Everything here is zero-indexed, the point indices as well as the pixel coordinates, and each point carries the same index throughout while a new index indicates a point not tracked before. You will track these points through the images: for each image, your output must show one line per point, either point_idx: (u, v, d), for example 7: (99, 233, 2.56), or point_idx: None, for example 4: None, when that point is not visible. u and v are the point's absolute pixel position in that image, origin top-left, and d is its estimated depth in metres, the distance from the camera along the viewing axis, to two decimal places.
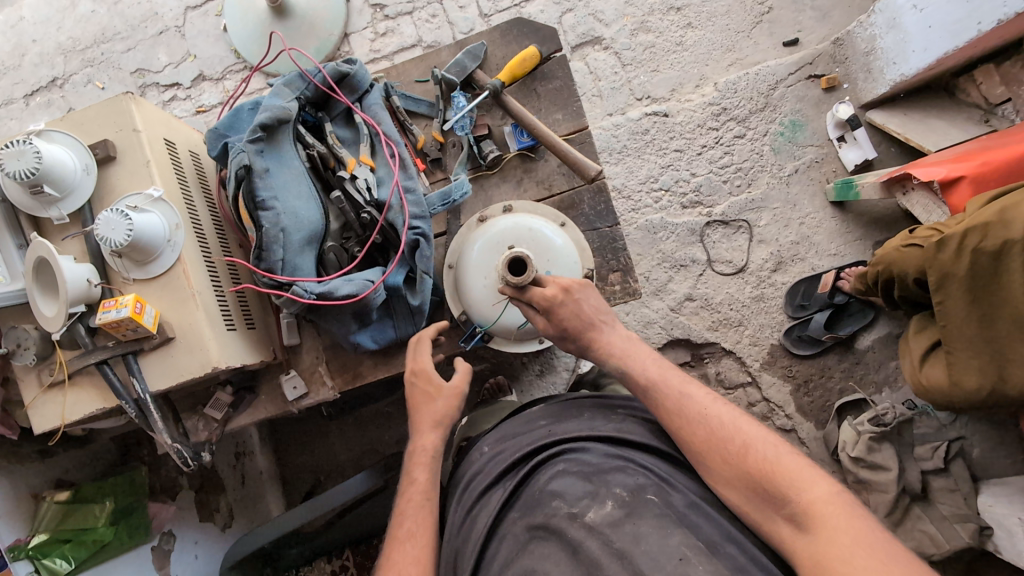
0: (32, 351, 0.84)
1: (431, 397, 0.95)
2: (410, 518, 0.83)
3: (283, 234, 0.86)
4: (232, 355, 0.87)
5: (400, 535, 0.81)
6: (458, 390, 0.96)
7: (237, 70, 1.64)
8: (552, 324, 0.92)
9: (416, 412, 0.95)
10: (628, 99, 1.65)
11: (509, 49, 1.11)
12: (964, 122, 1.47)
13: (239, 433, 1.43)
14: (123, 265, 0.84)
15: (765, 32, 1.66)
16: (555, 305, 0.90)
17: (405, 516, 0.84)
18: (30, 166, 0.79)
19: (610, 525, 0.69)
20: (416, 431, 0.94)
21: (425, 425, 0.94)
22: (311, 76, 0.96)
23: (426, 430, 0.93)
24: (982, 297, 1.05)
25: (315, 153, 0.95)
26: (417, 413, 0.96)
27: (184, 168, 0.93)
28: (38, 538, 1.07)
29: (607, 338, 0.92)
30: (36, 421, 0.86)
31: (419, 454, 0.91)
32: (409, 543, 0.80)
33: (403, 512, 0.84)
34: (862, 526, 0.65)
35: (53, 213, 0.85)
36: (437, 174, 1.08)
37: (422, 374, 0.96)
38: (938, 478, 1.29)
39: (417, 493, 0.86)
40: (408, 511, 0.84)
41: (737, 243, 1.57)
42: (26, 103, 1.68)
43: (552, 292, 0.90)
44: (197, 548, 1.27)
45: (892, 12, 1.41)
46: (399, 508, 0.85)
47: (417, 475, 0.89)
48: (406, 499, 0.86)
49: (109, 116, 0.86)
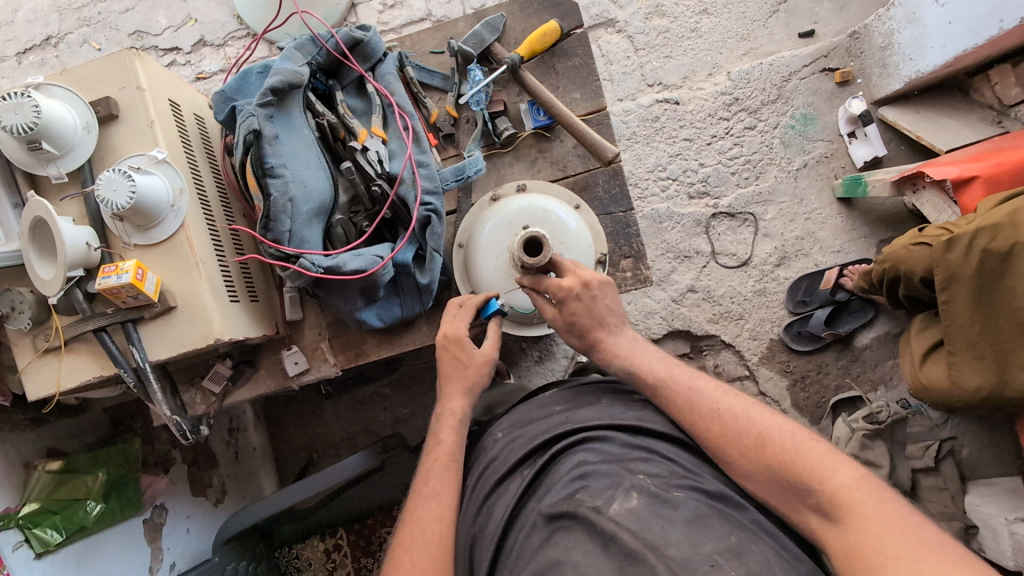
0: (26, 315, 0.81)
1: (464, 364, 0.93)
2: (436, 478, 0.85)
3: (291, 203, 0.83)
4: (235, 328, 0.84)
5: (425, 493, 0.83)
6: (489, 358, 0.94)
7: (239, 36, 1.59)
8: (562, 315, 0.91)
9: (446, 376, 0.93)
10: (639, 85, 1.62)
11: (529, 24, 1.08)
12: (977, 122, 1.45)
13: (233, 409, 1.41)
14: (124, 229, 0.81)
15: (781, 23, 1.63)
16: (571, 296, 0.89)
17: (431, 474, 0.86)
18: (27, 120, 0.75)
19: (634, 520, 0.69)
20: (445, 394, 0.93)
21: (453, 390, 0.93)
22: (324, 40, 0.93)
23: (454, 396, 0.92)
24: (987, 297, 1.05)
25: (325, 122, 0.91)
26: (447, 377, 0.94)
27: (189, 131, 0.89)
28: (28, 507, 1.04)
29: (612, 342, 0.92)
30: (29, 387, 0.84)
31: (447, 417, 0.91)
32: (432, 500, 0.82)
33: (428, 471, 0.86)
34: (891, 512, 0.65)
35: (51, 170, 0.81)
36: (450, 150, 1.05)
37: (456, 341, 0.92)
38: (928, 477, 1.29)
39: (443, 454, 0.88)
40: (433, 470, 0.86)
41: (742, 236, 1.55)
42: (17, 61, 1.62)
43: (570, 283, 0.88)
44: (189, 522, 1.26)
45: (913, 6, 1.38)
46: (424, 466, 0.87)
47: (443, 436, 0.90)
48: (432, 457, 0.88)
49: (112, 72, 0.82)
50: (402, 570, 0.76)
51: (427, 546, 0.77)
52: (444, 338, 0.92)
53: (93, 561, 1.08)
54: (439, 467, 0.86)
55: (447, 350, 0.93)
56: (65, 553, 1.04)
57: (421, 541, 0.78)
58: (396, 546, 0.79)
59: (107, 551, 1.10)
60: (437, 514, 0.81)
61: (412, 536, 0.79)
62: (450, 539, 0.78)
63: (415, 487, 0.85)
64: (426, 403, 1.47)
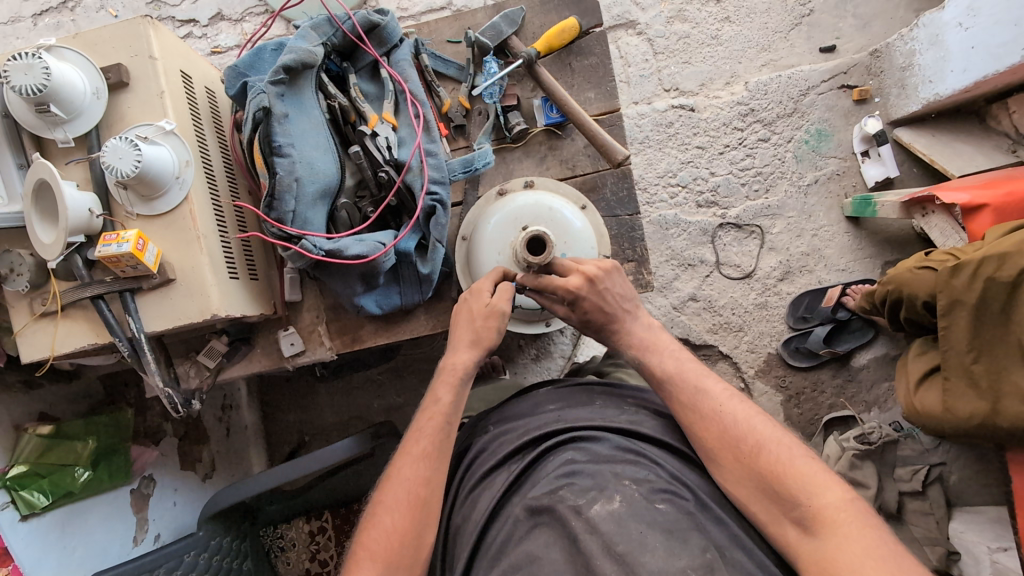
0: (25, 278, 0.81)
1: (474, 313, 0.90)
2: (426, 438, 0.85)
3: (297, 183, 0.83)
4: (233, 304, 0.84)
5: (414, 453, 0.84)
6: (495, 309, 0.89)
7: (256, 12, 1.58)
8: (575, 313, 0.91)
9: (455, 329, 0.92)
10: (656, 89, 1.61)
11: (548, 18, 1.06)
12: (992, 150, 1.43)
13: (227, 386, 1.41)
14: (128, 198, 0.81)
15: (803, 35, 1.61)
16: (579, 296, 0.89)
17: (421, 434, 0.86)
18: (37, 81, 0.75)
19: (613, 522, 0.68)
20: (454, 345, 0.92)
21: (461, 342, 0.91)
22: (341, 22, 0.92)
23: (462, 347, 0.91)
24: (986, 326, 1.04)
25: (336, 105, 0.91)
26: (455, 331, 0.92)
27: (199, 105, 0.89)
28: (17, 469, 1.04)
29: (629, 327, 0.92)
30: (24, 349, 0.83)
31: (448, 372, 0.90)
32: (420, 462, 0.83)
33: (420, 430, 0.86)
34: (873, 537, 0.65)
35: (58, 135, 0.80)
36: (460, 141, 1.05)
37: (476, 290, 0.91)
38: (915, 500, 1.27)
39: (438, 413, 0.87)
40: (426, 430, 0.86)
41: (748, 248, 1.54)
42: (32, 22, 1.60)
43: (575, 283, 0.88)
44: (176, 495, 1.27)
45: (937, 28, 1.36)
46: (417, 425, 0.87)
47: (440, 395, 0.89)
48: (427, 415, 0.88)
49: (124, 39, 0.81)
50: (380, 530, 0.78)
51: (405, 508, 0.79)
52: (469, 289, 0.92)
53: (76, 528, 1.08)
54: (420, 427, 0.87)
55: (466, 302, 0.92)
56: (51, 517, 1.05)
57: (402, 502, 0.79)
58: (377, 502, 0.81)
59: (91, 518, 1.11)
60: (422, 475, 0.82)
61: (394, 495, 0.80)
62: (428, 503, 0.80)
63: (403, 444, 0.86)
64: (419, 393, 1.48)
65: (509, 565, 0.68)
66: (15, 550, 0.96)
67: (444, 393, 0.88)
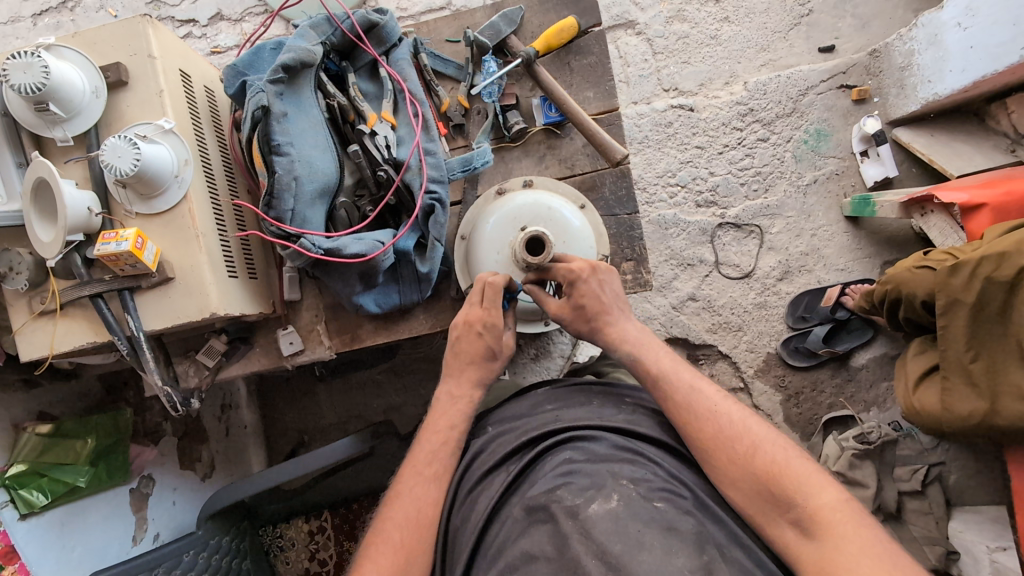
0: (24, 276, 0.81)
1: (482, 348, 0.92)
2: (439, 461, 0.87)
3: (296, 182, 0.83)
4: (232, 303, 0.84)
5: (425, 473, 0.85)
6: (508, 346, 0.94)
7: (256, 12, 1.59)
8: (570, 302, 0.91)
9: (457, 358, 0.94)
10: (655, 89, 1.61)
11: (547, 18, 1.07)
12: (991, 150, 1.43)
13: (227, 385, 1.41)
14: (127, 197, 0.81)
15: (802, 35, 1.62)
16: (579, 280, 0.90)
17: (433, 454, 0.87)
18: (36, 80, 0.75)
19: (610, 521, 0.68)
20: (456, 374, 0.94)
21: (467, 381, 0.93)
22: (339, 21, 0.92)
23: (466, 383, 0.93)
24: (985, 325, 1.04)
25: (335, 104, 0.91)
26: (457, 360, 0.94)
27: (198, 104, 0.89)
28: (16, 467, 1.04)
29: (623, 328, 0.91)
30: (23, 348, 0.84)
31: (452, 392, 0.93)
32: (432, 483, 0.85)
33: (426, 447, 0.88)
34: (870, 538, 0.66)
35: (57, 133, 0.80)
36: (459, 140, 1.05)
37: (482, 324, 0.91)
38: (914, 500, 1.27)
39: (451, 438, 0.89)
40: (439, 453, 0.88)
41: (747, 247, 1.54)
42: (33, 22, 1.60)
43: (579, 266, 0.90)
44: (175, 495, 1.27)
45: (935, 27, 1.37)
46: (426, 442, 0.89)
47: (454, 421, 0.91)
48: (432, 433, 0.90)
49: (123, 38, 0.82)
50: (388, 546, 0.78)
51: (415, 525, 0.81)
52: (472, 322, 0.91)
53: (75, 527, 1.08)
54: (431, 447, 0.88)
55: (470, 332, 0.92)
56: (50, 516, 1.05)
57: (411, 520, 0.81)
58: (385, 518, 0.82)
59: (91, 517, 1.11)
60: (433, 497, 0.84)
61: (403, 513, 0.81)
62: (436, 523, 0.82)
63: (414, 461, 0.87)
64: (419, 393, 1.48)
65: (507, 564, 0.68)
66: (21, 548, 0.97)
67: (459, 420, 0.90)
